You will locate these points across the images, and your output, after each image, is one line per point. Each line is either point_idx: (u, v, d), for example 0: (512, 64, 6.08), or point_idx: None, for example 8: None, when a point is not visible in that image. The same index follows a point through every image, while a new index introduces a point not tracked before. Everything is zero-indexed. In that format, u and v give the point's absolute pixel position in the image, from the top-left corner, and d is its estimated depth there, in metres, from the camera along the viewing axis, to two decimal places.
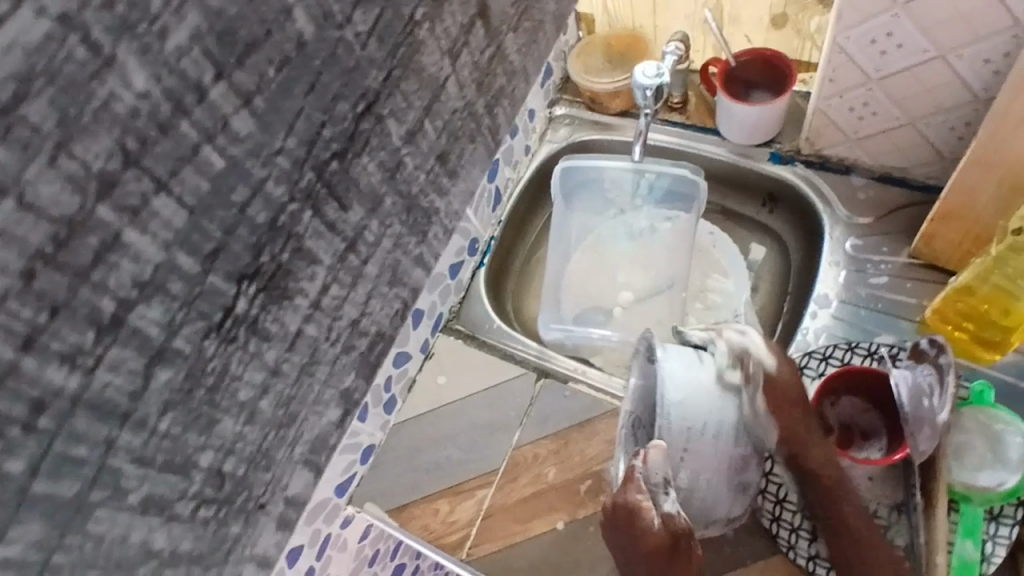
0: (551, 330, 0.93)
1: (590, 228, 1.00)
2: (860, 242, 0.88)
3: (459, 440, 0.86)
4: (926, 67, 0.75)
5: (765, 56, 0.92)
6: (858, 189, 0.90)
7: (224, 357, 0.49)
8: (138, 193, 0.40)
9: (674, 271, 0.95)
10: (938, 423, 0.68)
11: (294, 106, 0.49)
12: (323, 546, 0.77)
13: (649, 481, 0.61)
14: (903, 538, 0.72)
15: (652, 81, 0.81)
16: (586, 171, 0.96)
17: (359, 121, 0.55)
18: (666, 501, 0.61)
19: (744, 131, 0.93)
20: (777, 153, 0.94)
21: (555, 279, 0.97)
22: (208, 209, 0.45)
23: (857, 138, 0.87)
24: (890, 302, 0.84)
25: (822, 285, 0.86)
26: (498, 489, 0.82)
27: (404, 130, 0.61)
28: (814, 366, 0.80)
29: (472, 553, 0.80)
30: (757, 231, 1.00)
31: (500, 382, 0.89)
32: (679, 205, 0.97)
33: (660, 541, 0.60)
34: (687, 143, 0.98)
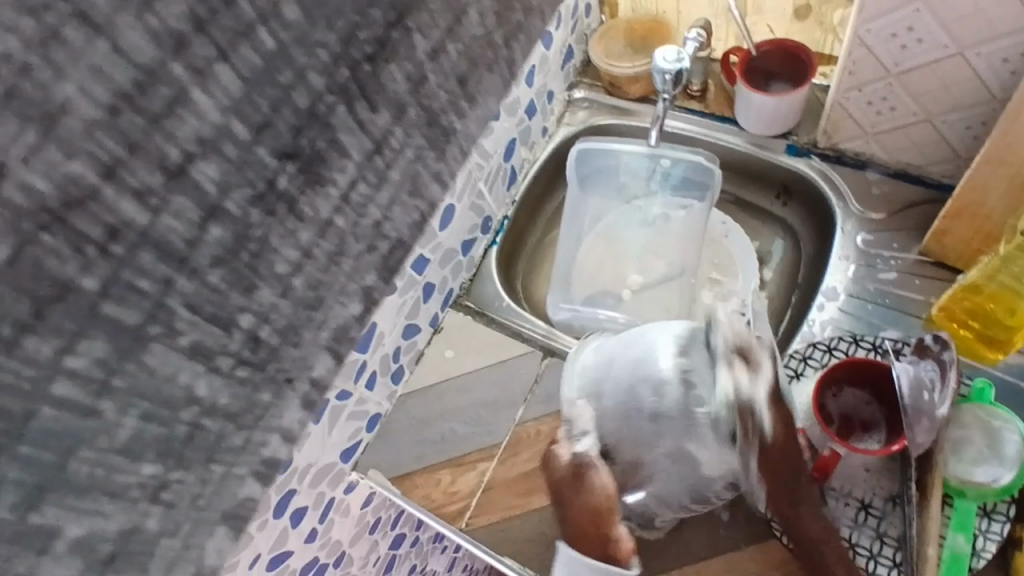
0: (559, 310, 0.94)
1: (602, 212, 1.01)
2: (871, 237, 0.88)
3: (464, 414, 0.87)
4: (944, 64, 0.75)
5: (785, 47, 0.92)
6: (871, 184, 0.91)
7: (266, 227, 0.53)
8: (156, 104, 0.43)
9: (684, 258, 0.96)
10: (937, 417, 0.69)
11: (335, 4, 0.53)
12: (327, 508, 0.79)
13: (569, 429, 0.73)
14: (896, 530, 0.73)
15: (672, 66, 0.81)
16: (601, 155, 0.97)
17: (388, 32, 0.59)
18: (579, 441, 0.72)
19: (761, 121, 0.93)
20: (794, 145, 0.94)
21: (566, 261, 0.98)
22: (239, 110, 0.49)
23: (873, 133, 0.87)
24: (897, 298, 0.85)
25: (830, 278, 0.87)
26: (499, 462, 0.84)
27: (429, 46, 0.65)
28: (818, 357, 0.80)
29: (470, 524, 0.81)
30: (770, 223, 1.00)
31: (506, 359, 0.90)
32: (693, 193, 0.97)
33: (569, 476, 0.71)
34: (704, 131, 0.98)
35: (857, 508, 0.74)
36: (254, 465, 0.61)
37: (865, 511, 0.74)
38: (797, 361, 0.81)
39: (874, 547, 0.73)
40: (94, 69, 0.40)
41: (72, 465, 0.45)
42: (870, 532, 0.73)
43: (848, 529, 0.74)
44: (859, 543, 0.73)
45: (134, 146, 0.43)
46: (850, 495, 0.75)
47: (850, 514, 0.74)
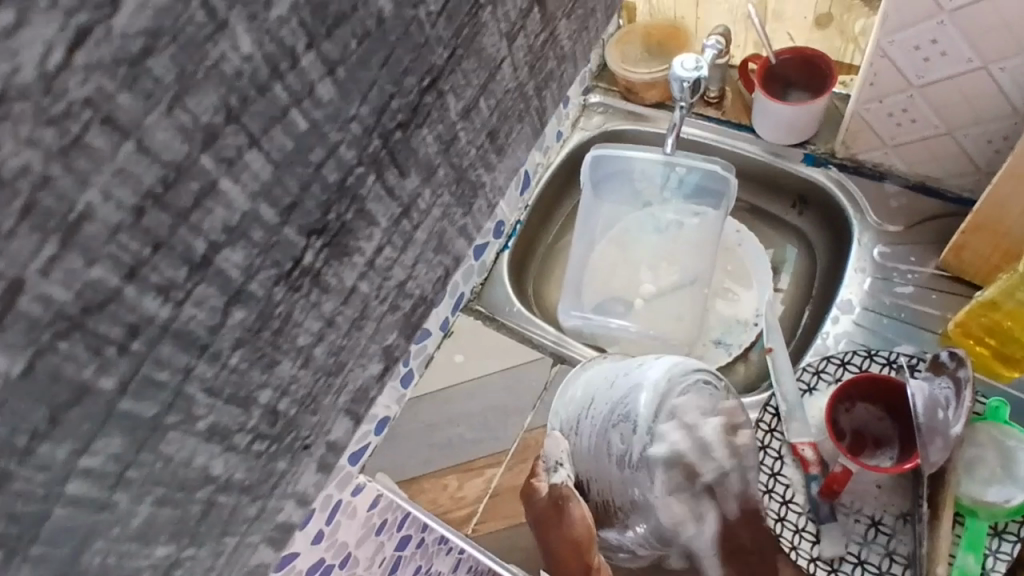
0: (571, 317, 0.94)
1: (615, 218, 1.00)
2: (888, 250, 0.87)
3: (474, 418, 0.87)
4: (967, 76, 0.73)
5: (805, 56, 0.91)
6: (889, 195, 0.90)
7: (293, 304, 0.44)
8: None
9: (697, 267, 0.96)
10: (951, 436, 0.68)
11: (371, 75, 0.41)
12: (334, 511, 0.78)
13: (547, 463, 0.72)
14: (906, 548, 0.72)
15: (690, 73, 0.80)
16: (615, 160, 0.96)
17: (424, 93, 0.47)
18: (555, 474, 0.71)
19: (779, 130, 0.92)
20: (811, 154, 0.93)
21: (577, 266, 0.98)
22: (269, 193, 0.39)
23: (893, 144, 0.86)
24: (913, 312, 0.84)
25: (845, 290, 0.86)
26: (507, 469, 0.84)
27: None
28: (832, 371, 0.79)
29: (477, 530, 0.82)
30: (784, 233, 0.99)
31: (518, 365, 0.90)
32: (707, 202, 0.96)
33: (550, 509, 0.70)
34: (720, 138, 0.97)
35: (867, 524, 0.73)
36: (266, 532, 0.53)
37: (875, 528, 0.73)
38: (810, 374, 0.79)
39: (883, 565, 0.72)
40: (119, 173, 0.30)
41: (84, 561, 0.38)
42: (879, 549, 0.73)
43: (857, 546, 0.73)
44: (869, 559, 0.72)
45: (177, 175, 0.33)
46: (860, 512, 0.74)
47: (860, 530, 0.74)
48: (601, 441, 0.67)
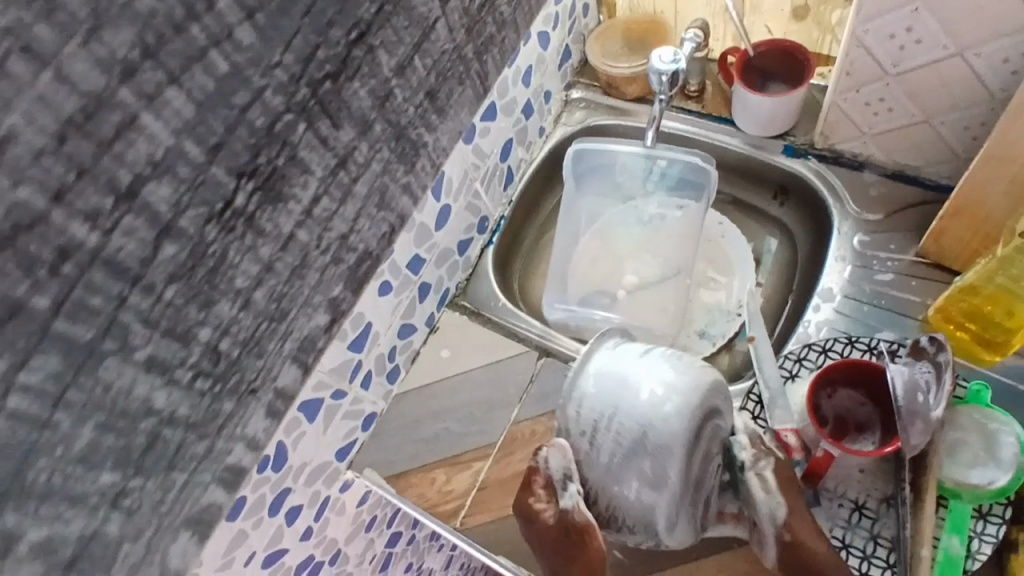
0: (555, 310, 0.95)
1: (598, 211, 1.00)
2: (868, 238, 0.88)
3: (458, 413, 0.87)
4: (943, 64, 0.74)
5: (783, 47, 0.92)
6: (869, 184, 0.91)
7: (224, 243, 0.52)
8: (153, 81, 0.43)
9: (680, 258, 0.96)
10: (931, 418, 0.69)
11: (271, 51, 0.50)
12: (322, 507, 0.79)
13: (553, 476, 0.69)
14: (890, 531, 0.73)
15: (668, 66, 0.81)
16: (597, 154, 0.97)
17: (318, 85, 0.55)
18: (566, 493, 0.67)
19: (759, 121, 0.93)
20: (791, 145, 0.94)
21: (561, 260, 0.98)
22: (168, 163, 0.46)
23: (871, 133, 0.87)
24: (893, 299, 0.85)
25: (827, 279, 0.87)
26: (494, 462, 0.84)
27: (395, 62, 0.63)
28: (813, 358, 0.80)
29: (466, 522, 0.82)
30: (767, 224, 1.00)
31: (501, 358, 0.90)
32: (689, 194, 0.97)
33: (556, 529, 0.69)
34: (701, 131, 0.98)
35: (850, 508, 0.75)
36: (218, 472, 0.60)
37: (858, 512, 0.75)
38: (792, 362, 0.80)
39: (868, 548, 0.73)
40: (39, 99, 0.38)
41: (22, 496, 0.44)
42: (863, 533, 0.74)
43: (841, 530, 0.74)
44: (853, 543, 0.73)
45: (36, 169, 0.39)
46: (844, 497, 0.75)
47: (844, 514, 0.75)
48: (616, 468, 0.64)
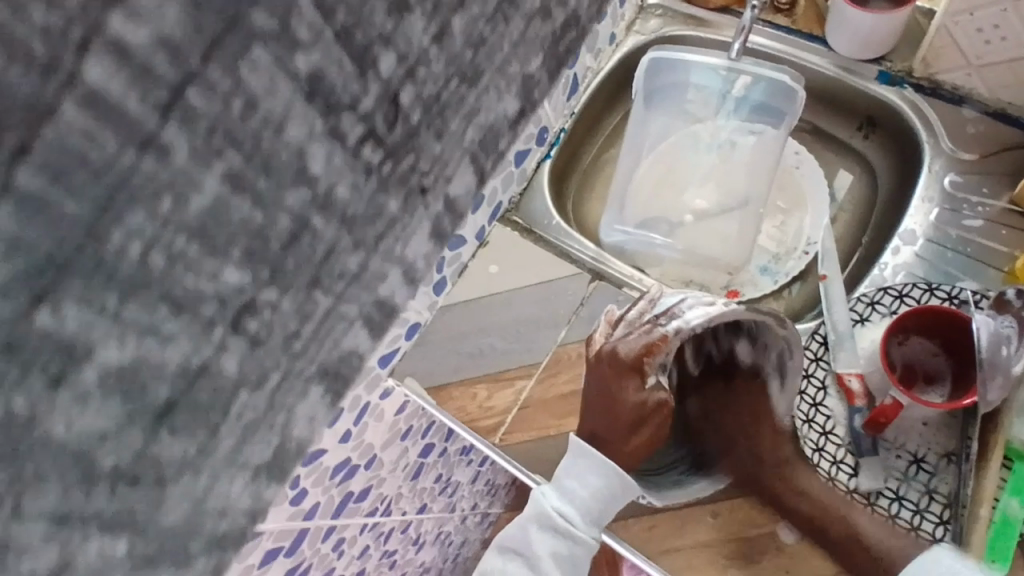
0: (613, 232, 0.90)
1: (664, 133, 0.94)
2: (960, 179, 0.81)
3: (507, 330, 0.85)
4: None
5: None
6: (967, 121, 0.83)
7: None
8: None
9: (749, 189, 0.90)
10: (1011, 374, 0.65)
11: None
12: (361, 413, 0.74)
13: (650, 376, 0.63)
14: (948, 487, 0.69)
15: None
16: (672, 69, 0.90)
17: None
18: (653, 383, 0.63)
19: (854, 42, 0.85)
20: (887, 72, 0.86)
21: (622, 182, 0.93)
22: None
23: (979, 65, 0.79)
24: (979, 247, 0.78)
25: (909, 220, 0.80)
26: (538, 382, 0.82)
27: None
28: (887, 303, 0.75)
29: (505, 439, 0.81)
30: (845, 157, 0.93)
31: (554, 279, 0.87)
32: (767, 120, 0.91)
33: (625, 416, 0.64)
34: (789, 50, 0.90)
35: (908, 461, 0.70)
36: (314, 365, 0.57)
37: (916, 465, 0.70)
38: (863, 305, 0.76)
39: (922, 502, 0.69)
40: None
41: None
42: (919, 486, 0.69)
43: (896, 481, 0.70)
44: (906, 496, 0.69)
45: None
46: (903, 448, 0.71)
47: (901, 466, 0.70)
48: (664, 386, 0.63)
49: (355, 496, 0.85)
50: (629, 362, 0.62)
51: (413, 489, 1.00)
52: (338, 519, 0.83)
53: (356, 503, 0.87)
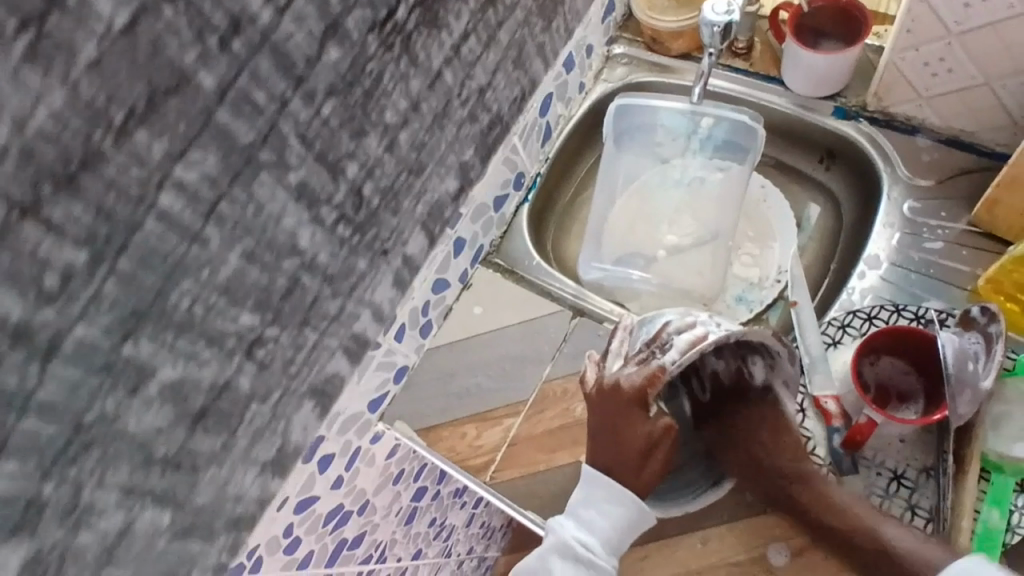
0: (590, 269, 0.94)
1: (636, 172, 0.98)
2: (919, 205, 0.85)
3: (493, 367, 0.88)
4: (1010, 22, 0.71)
5: (839, 4, 0.88)
6: (922, 150, 0.87)
7: None
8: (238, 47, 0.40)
9: (720, 224, 0.94)
10: (981, 388, 0.67)
11: None
12: (352, 457, 0.75)
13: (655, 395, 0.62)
14: (929, 502, 0.71)
15: (721, 17, 0.78)
16: (639, 113, 0.95)
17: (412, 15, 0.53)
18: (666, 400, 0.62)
19: (809, 80, 0.90)
20: (842, 107, 0.91)
21: (597, 221, 0.97)
22: None
23: (928, 96, 0.83)
24: (942, 269, 0.82)
25: (873, 245, 0.84)
26: (525, 419, 0.85)
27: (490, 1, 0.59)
28: (858, 325, 0.78)
29: (495, 477, 0.84)
30: (810, 188, 0.98)
31: (537, 316, 0.90)
32: (733, 156, 0.95)
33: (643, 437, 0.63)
34: (749, 90, 0.95)
35: (888, 477, 0.72)
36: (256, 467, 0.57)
37: (896, 481, 0.72)
38: (835, 328, 0.79)
39: (905, 517, 0.71)
40: None
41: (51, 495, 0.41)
42: (900, 502, 0.71)
43: (878, 498, 0.72)
44: (889, 512, 0.71)
45: None
46: (882, 465, 0.73)
47: (882, 483, 0.72)
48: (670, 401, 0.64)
49: (349, 543, 0.85)
50: (631, 396, 0.62)
51: (408, 533, 0.99)
52: (332, 567, 0.84)
53: (350, 549, 0.86)
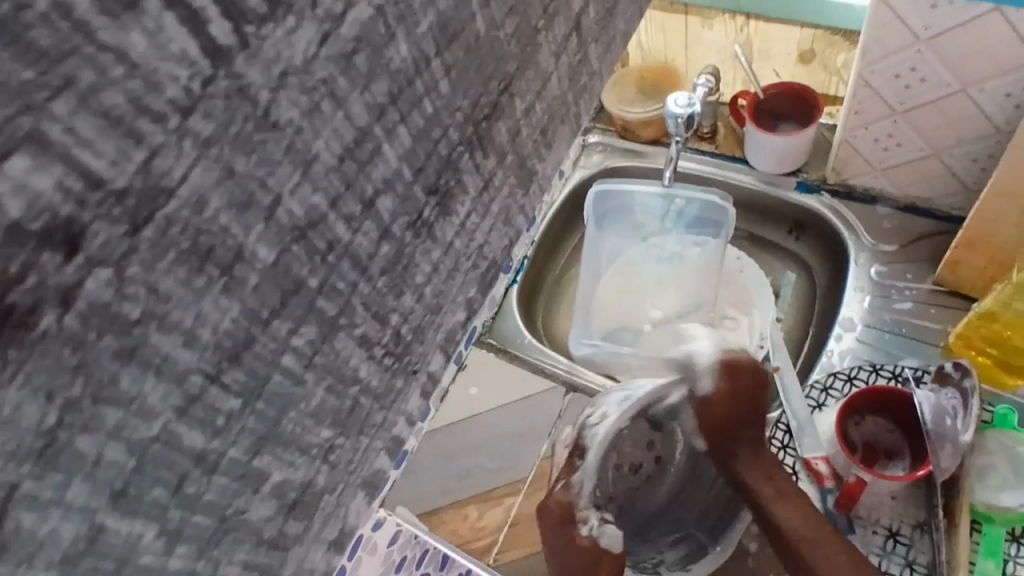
0: (581, 345, 0.98)
1: (618, 250, 1.03)
2: (886, 269, 0.90)
3: (488, 447, 0.90)
4: (948, 100, 0.76)
5: (792, 89, 0.95)
6: (882, 217, 0.93)
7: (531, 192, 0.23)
8: None
9: (701, 295, 0.99)
10: (960, 442, 0.70)
11: None
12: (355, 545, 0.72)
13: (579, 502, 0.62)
14: (925, 557, 0.73)
15: (684, 110, 0.85)
16: (614, 196, 1.00)
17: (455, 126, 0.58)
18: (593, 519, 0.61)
19: (772, 159, 0.96)
20: (804, 182, 0.97)
21: (585, 299, 1.02)
22: None
23: (882, 168, 0.89)
24: (914, 327, 0.86)
25: (846, 309, 0.89)
26: (526, 497, 0.86)
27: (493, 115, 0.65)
28: (839, 387, 0.82)
29: (499, 559, 0.82)
30: (784, 259, 1.03)
31: (531, 394, 0.93)
32: (707, 231, 1.00)
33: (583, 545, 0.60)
34: (716, 171, 1.02)
35: (884, 535, 0.74)
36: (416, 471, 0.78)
37: (892, 539, 0.74)
38: (818, 391, 0.82)
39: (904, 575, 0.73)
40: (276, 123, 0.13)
41: None
42: (898, 560, 0.73)
43: (876, 557, 0.74)
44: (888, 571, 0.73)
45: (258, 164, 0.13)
46: (877, 523, 0.75)
47: (878, 541, 0.74)
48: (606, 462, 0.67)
49: None
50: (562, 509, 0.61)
51: None
52: None
53: None
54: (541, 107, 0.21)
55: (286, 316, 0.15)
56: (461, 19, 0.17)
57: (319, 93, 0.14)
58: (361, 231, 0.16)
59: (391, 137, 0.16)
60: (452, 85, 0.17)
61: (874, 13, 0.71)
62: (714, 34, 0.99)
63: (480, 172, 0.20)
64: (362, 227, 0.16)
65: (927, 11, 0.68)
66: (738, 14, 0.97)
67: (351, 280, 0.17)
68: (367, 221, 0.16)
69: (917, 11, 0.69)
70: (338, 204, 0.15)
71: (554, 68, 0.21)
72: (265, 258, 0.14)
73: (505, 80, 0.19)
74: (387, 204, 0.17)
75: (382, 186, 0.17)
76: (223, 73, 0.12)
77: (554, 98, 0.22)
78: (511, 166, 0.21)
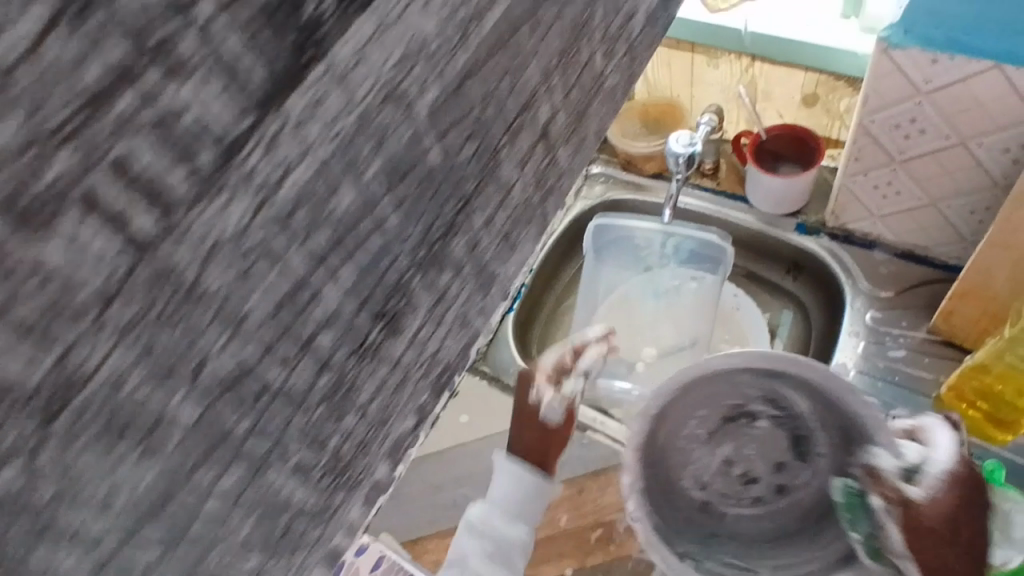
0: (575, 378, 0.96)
1: (617, 282, 1.04)
2: (880, 315, 0.90)
3: (476, 478, 0.89)
4: (948, 152, 0.77)
5: (793, 132, 0.95)
6: (879, 263, 0.93)
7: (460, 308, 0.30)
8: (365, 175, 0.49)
9: (696, 330, 0.99)
10: None
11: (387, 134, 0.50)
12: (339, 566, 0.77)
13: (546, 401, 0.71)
14: None
15: (684, 149, 0.85)
16: (613, 230, 1.02)
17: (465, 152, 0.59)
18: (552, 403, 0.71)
19: (772, 200, 0.96)
20: (803, 224, 0.97)
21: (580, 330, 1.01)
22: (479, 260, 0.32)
23: (880, 215, 0.89)
24: (906, 376, 0.86)
25: (840, 354, 0.88)
26: None
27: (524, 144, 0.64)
28: None
29: None
30: (781, 298, 1.03)
31: None
32: (705, 266, 1.01)
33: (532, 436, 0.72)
34: (716, 208, 1.02)
35: None
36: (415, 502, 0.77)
37: None
38: None
39: None
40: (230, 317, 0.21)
41: None
42: None
43: None
44: None
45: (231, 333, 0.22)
46: None
47: None
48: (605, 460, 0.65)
49: None
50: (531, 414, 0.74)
51: None
52: None
53: None
54: (488, 215, 0.30)
55: (207, 458, 0.22)
56: (411, 158, 0.25)
57: (253, 255, 0.21)
58: (298, 368, 0.24)
59: (326, 291, 0.24)
60: (399, 221, 0.26)
61: (874, 66, 0.72)
62: (718, 74, 0.97)
63: (410, 311, 0.28)
64: (294, 364, 0.24)
65: (926, 66, 0.69)
66: (743, 55, 0.93)
67: (281, 419, 0.24)
68: (306, 355, 0.24)
69: (916, 67, 0.69)
70: (274, 350, 0.23)
71: (495, 192, 0.30)
72: (197, 417, 0.22)
73: (449, 213, 0.28)
74: (326, 340, 0.25)
75: (321, 329, 0.24)
76: (147, 267, 0.19)
77: (507, 214, 0.31)
78: (451, 279, 0.29)
